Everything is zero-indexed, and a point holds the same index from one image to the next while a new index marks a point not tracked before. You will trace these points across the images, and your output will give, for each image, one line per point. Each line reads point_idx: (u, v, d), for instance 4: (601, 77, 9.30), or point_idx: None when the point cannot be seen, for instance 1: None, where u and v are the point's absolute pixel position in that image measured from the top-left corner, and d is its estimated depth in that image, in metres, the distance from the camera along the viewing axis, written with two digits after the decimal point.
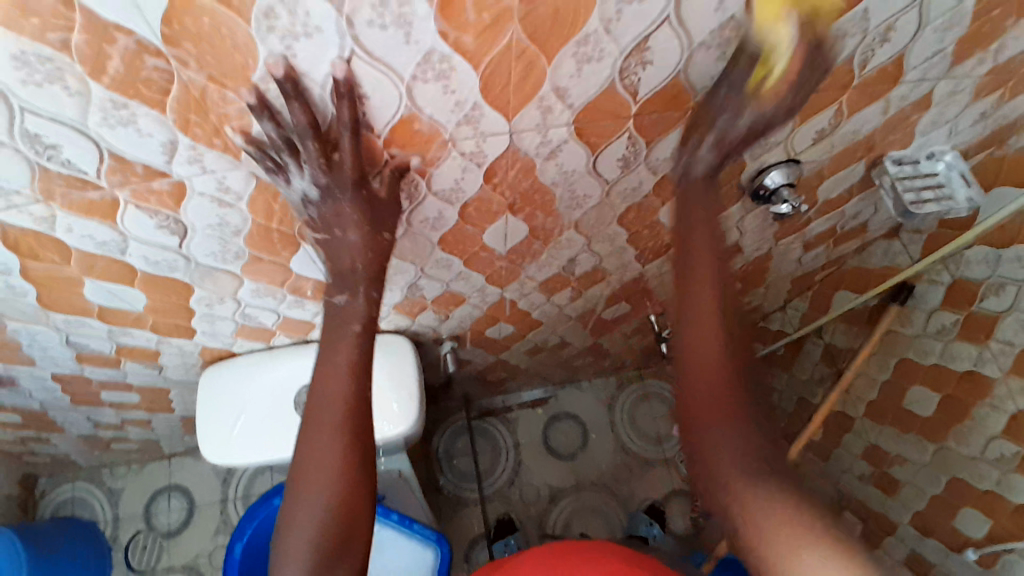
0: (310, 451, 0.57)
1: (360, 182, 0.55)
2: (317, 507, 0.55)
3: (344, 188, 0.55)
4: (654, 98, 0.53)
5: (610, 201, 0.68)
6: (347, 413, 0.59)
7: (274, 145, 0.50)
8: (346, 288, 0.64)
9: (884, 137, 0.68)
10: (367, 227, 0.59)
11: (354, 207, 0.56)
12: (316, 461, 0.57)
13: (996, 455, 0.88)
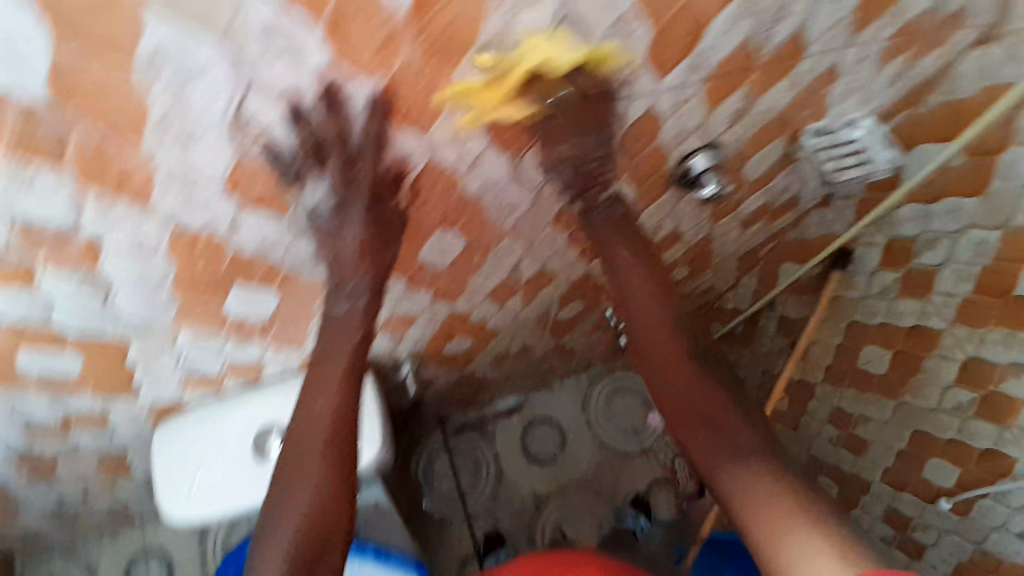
0: (295, 457, 0.58)
1: (375, 199, 0.55)
2: (297, 512, 0.56)
3: (359, 200, 0.54)
4: (564, 100, 0.54)
5: (543, 205, 0.68)
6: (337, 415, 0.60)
7: (257, 171, 0.49)
8: (349, 295, 0.61)
9: (796, 112, 0.70)
10: (375, 242, 0.58)
11: (365, 222, 0.56)
12: (303, 465, 0.58)
13: (954, 404, 0.89)
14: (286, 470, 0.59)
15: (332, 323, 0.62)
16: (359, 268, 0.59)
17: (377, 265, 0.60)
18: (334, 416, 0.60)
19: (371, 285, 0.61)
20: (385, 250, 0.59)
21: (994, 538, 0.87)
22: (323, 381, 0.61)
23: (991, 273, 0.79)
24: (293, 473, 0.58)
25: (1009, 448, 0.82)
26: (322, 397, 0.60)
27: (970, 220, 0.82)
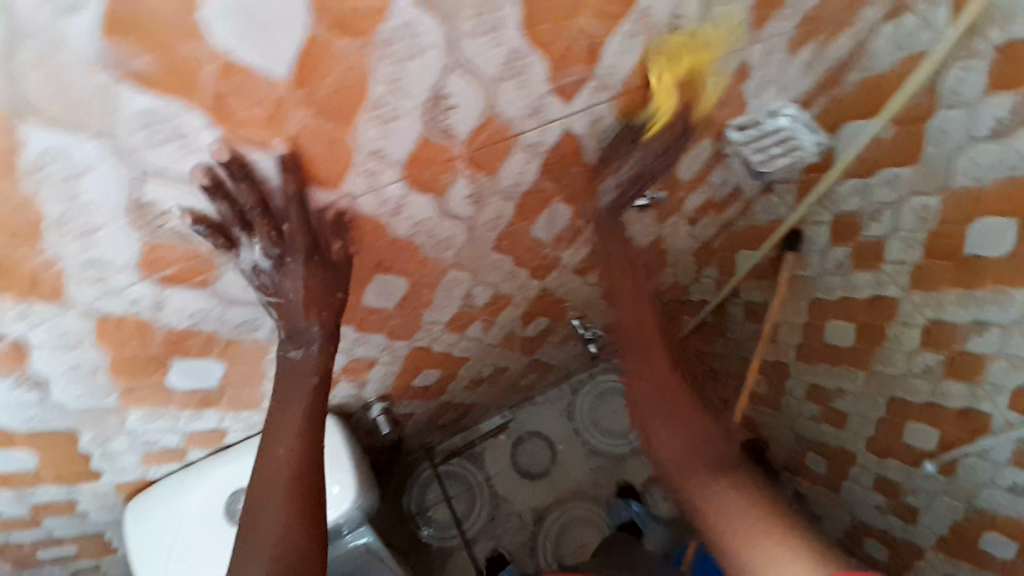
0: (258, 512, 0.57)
1: (313, 248, 0.53)
2: (260, 565, 0.54)
3: (297, 254, 0.52)
4: (476, 136, 0.53)
5: (480, 235, 0.68)
6: (300, 464, 0.59)
7: (170, 250, 0.48)
8: (302, 343, 0.59)
9: (718, 109, 0.71)
10: (326, 290, 0.57)
11: (311, 273, 0.54)
12: (268, 516, 0.57)
13: (923, 367, 0.89)
14: (251, 524, 0.57)
15: (286, 371, 0.61)
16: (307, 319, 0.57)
17: (327, 310, 0.58)
18: (297, 465, 0.59)
19: (324, 333, 0.60)
20: (335, 295, 0.58)
21: (985, 495, 0.87)
22: (282, 429, 0.60)
23: (936, 237, 0.80)
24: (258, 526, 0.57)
25: (982, 404, 0.82)
26: (283, 447, 0.59)
27: (908, 188, 0.82)
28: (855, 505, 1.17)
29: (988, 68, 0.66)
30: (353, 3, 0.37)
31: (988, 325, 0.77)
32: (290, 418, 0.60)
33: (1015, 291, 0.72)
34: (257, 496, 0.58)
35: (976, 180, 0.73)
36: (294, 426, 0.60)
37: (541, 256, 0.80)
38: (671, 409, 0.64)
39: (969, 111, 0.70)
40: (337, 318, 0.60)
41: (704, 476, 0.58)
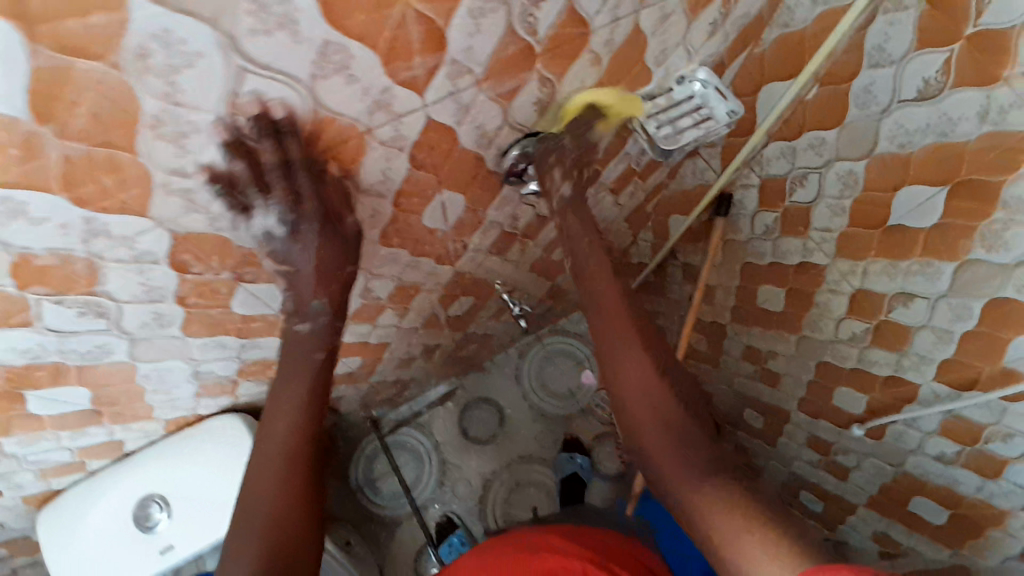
0: (258, 471, 0.60)
1: (328, 217, 0.54)
2: (255, 531, 0.56)
3: (312, 221, 0.53)
4: (314, 143, 0.47)
5: (358, 234, 0.62)
6: (299, 445, 0.62)
7: None
8: (309, 318, 0.62)
9: (617, 79, 0.64)
10: (331, 263, 0.58)
11: (322, 242, 0.56)
12: (267, 496, 0.59)
13: (850, 334, 0.88)
14: (248, 496, 0.59)
15: (288, 351, 0.64)
16: (316, 293, 0.60)
17: (331, 285, 0.61)
18: (297, 446, 0.62)
19: (331, 307, 0.63)
20: (342, 272, 0.60)
21: (913, 460, 0.89)
22: (284, 410, 0.62)
23: (861, 205, 0.76)
24: (254, 503, 0.59)
25: (909, 373, 0.81)
26: (284, 420, 0.62)
27: (834, 152, 0.76)
28: (791, 460, 1.18)
29: (914, 26, 0.59)
30: (73, 22, 0.30)
31: (915, 297, 0.75)
32: (291, 396, 0.62)
33: (942, 265, 0.69)
34: (254, 474, 0.60)
35: (902, 147, 0.67)
36: (295, 408, 0.62)
37: (443, 243, 0.75)
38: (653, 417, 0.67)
39: (893, 70, 0.63)
40: (345, 293, 0.63)
41: (694, 483, 0.61)
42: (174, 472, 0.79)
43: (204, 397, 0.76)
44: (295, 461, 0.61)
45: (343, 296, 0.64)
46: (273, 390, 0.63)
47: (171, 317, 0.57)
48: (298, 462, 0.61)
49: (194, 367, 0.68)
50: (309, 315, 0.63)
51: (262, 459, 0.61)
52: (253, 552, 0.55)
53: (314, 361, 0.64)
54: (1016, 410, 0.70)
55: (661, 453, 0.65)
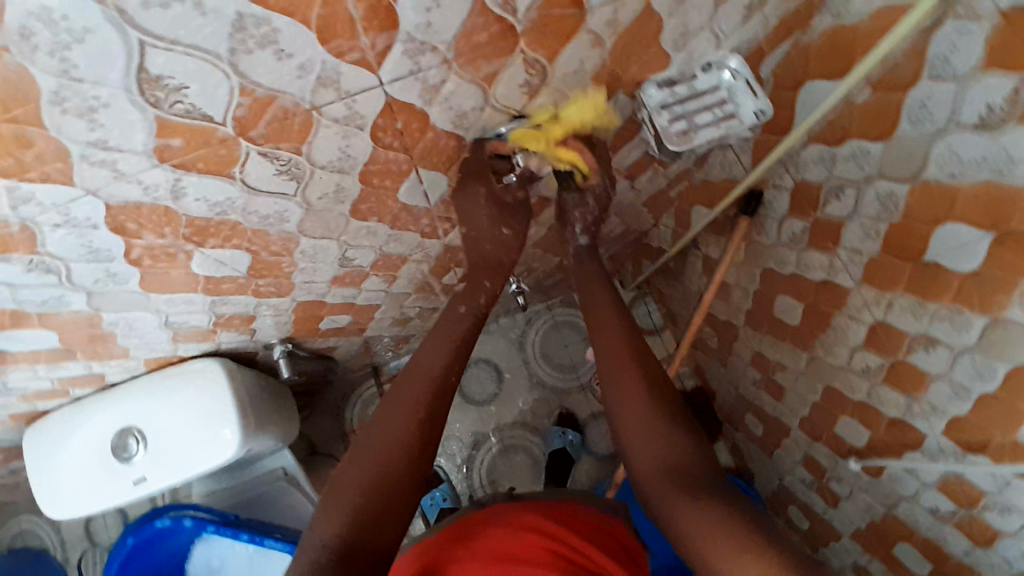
0: (393, 401, 0.63)
1: (488, 179, 0.64)
2: (371, 453, 0.60)
3: (476, 197, 0.66)
4: (251, 123, 0.43)
5: (322, 209, 0.58)
6: (410, 462, 0.60)
7: None
8: (475, 282, 0.73)
9: (626, 65, 0.57)
10: (495, 221, 0.70)
11: (487, 204, 0.67)
12: (383, 432, 0.61)
13: (863, 366, 0.80)
14: (373, 428, 0.62)
15: (419, 364, 0.66)
16: (486, 255, 0.72)
17: (499, 254, 0.73)
18: (410, 464, 0.59)
19: (499, 269, 0.74)
20: (501, 231, 0.71)
21: (905, 507, 0.83)
22: (396, 421, 0.62)
23: (899, 231, 0.67)
24: (337, 507, 0.56)
25: (917, 421, 0.75)
26: (432, 359, 0.66)
27: (876, 167, 0.67)
28: (785, 473, 1.14)
29: (985, 38, 0.51)
30: None
31: (938, 343, 0.67)
32: (405, 409, 0.62)
33: (973, 316, 0.61)
34: (344, 478, 0.58)
35: (952, 176, 0.58)
36: (408, 418, 0.62)
37: (427, 220, 0.71)
38: (654, 426, 0.65)
39: (955, 87, 0.55)
40: (507, 256, 0.73)
41: (690, 507, 0.57)
42: (153, 411, 0.81)
43: (180, 342, 0.77)
44: (396, 480, 0.58)
45: (508, 256, 0.73)
46: (386, 401, 0.64)
47: (125, 275, 0.57)
48: (406, 480, 0.59)
49: (163, 317, 0.69)
50: (478, 288, 0.72)
51: (358, 467, 0.59)
52: (365, 476, 0.58)
53: (437, 377, 0.65)
54: (1020, 487, 0.63)
55: (651, 482, 0.62)
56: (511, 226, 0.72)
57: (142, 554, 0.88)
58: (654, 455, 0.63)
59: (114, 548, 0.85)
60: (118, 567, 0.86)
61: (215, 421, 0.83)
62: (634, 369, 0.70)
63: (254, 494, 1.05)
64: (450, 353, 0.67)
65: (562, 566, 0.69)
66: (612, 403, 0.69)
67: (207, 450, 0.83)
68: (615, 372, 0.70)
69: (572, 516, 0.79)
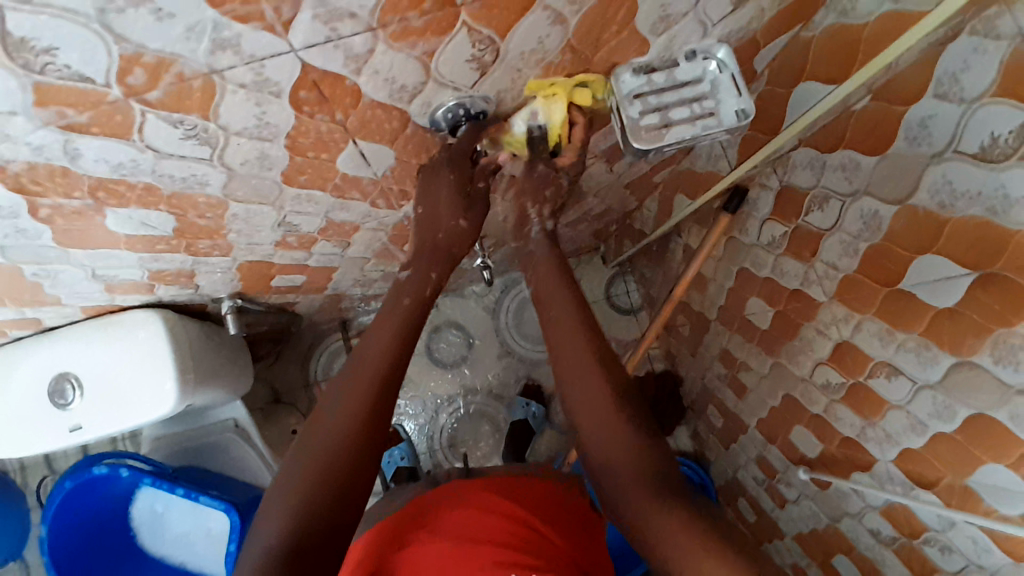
0: (343, 382, 0.58)
1: (462, 159, 0.60)
2: (320, 438, 0.55)
3: (441, 175, 0.61)
4: (146, 89, 0.38)
5: (249, 174, 0.53)
6: (360, 462, 0.55)
7: None
8: (412, 266, 0.67)
9: (595, 46, 0.51)
10: (450, 209, 0.64)
11: (448, 189, 0.62)
12: (334, 414, 0.56)
13: (824, 382, 0.78)
14: (325, 412, 0.57)
15: (364, 355, 0.60)
16: (432, 242, 0.66)
17: (444, 246, 0.67)
18: (358, 457, 0.55)
19: (442, 257, 0.67)
20: (454, 220, 0.65)
21: (848, 523, 0.83)
22: (349, 401, 0.57)
23: (878, 254, 0.63)
24: (281, 496, 0.52)
25: (869, 444, 0.73)
26: (379, 338, 0.61)
27: (865, 183, 0.63)
28: (739, 467, 1.15)
29: (1001, 59, 0.45)
30: None
31: (901, 374, 0.64)
32: (343, 404, 0.57)
33: (940, 354, 0.58)
34: (289, 465, 0.54)
35: (941, 206, 0.54)
36: (360, 403, 0.57)
37: (379, 191, 0.67)
38: (615, 414, 0.61)
39: (959, 111, 0.49)
40: (453, 249, 0.68)
41: (650, 502, 0.54)
42: (91, 359, 0.79)
43: (117, 294, 0.74)
44: (345, 480, 0.53)
45: (454, 247, 0.68)
46: (321, 402, 0.58)
47: (37, 231, 0.53)
48: (356, 479, 0.54)
49: (90, 271, 0.65)
50: (415, 271, 0.66)
51: (306, 460, 0.54)
52: (310, 466, 0.53)
53: (389, 368, 0.59)
54: (962, 529, 0.62)
55: (609, 472, 0.59)
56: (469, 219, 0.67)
57: (82, 497, 0.89)
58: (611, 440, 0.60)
59: (52, 490, 0.85)
60: (57, 508, 0.86)
61: (155, 375, 0.81)
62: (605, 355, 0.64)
63: (202, 442, 1.04)
64: (395, 350, 0.60)
65: (525, 546, 0.64)
66: (578, 387, 0.63)
67: (145, 403, 0.81)
68: (584, 356, 0.64)
69: (532, 498, 0.74)
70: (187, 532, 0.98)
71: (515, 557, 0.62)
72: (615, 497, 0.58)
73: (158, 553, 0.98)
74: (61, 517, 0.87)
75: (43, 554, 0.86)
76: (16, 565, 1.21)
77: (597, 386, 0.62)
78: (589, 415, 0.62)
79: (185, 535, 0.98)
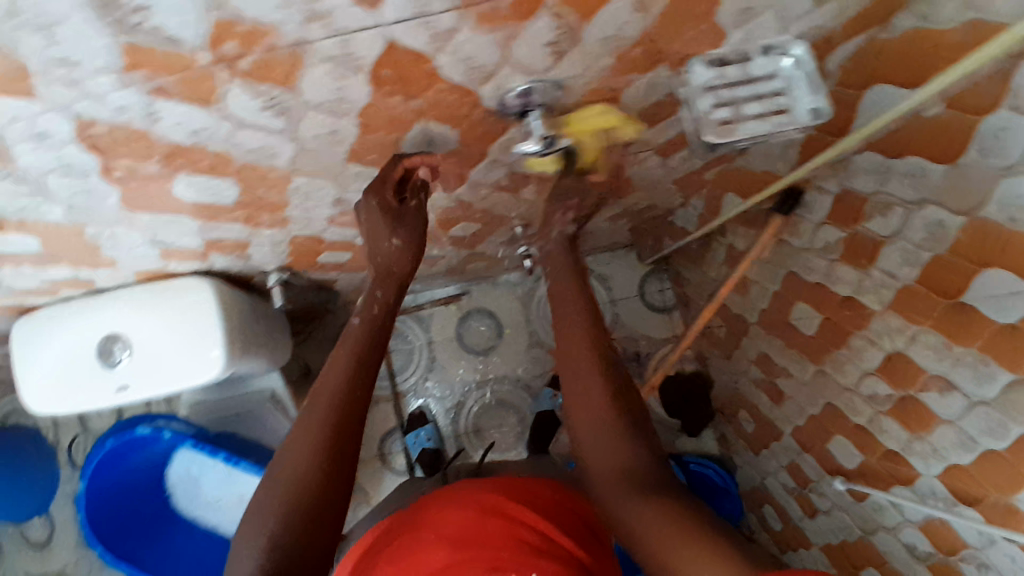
0: (315, 396, 0.62)
1: (388, 184, 0.61)
2: (297, 457, 0.58)
3: (373, 195, 0.62)
4: (236, 57, 0.39)
5: (317, 148, 0.54)
6: (331, 478, 0.58)
7: None
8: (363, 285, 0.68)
9: (671, 36, 0.50)
10: (381, 230, 0.64)
11: (375, 208, 0.62)
12: (307, 432, 0.59)
13: (870, 393, 0.77)
14: (298, 431, 0.60)
15: (331, 375, 0.63)
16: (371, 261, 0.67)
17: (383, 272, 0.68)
18: (327, 474, 0.58)
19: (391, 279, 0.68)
20: (385, 241, 0.65)
21: (882, 536, 0.81)
22: (318, 417, 0.60)
23: (940, 265, 0.61)
24: (263, 514, 0.56)
25: (913, 458, 0.72)
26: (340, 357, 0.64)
27: (932, 192, 0.61)
28: (767, 473, 1.13)
29: None
30: None
31: (954, 389, 0.63)
32: (318, 416, 0.60)
33: (998, 370, 0.57)
34: (271, 483, 0.58)
35: (1012, 220, 0.52)
36: (326, 421, 0.60)
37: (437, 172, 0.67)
38: (593, 422, 0.62)
39: None
40: (396, 271, 0.68)
41: (634, 498, 0.55)
42: (141, 322, 0.81)
43: (173, 260, 0.76)
44: (318, 495, 0.57)
45: (394, 268, 0.68)
46: (298, 421, 0.61)
47: (106, 193, 0.54)
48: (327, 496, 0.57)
49: (150, 235, 0.66)
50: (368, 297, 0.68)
51: (285, 475, 0.58)
52: (288, 483, 0.57)
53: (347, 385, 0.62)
54: (1003, 548, 0.61)
55: (607, 486, 0.59)
56: (403, 240, 0.66)
57: (119, 457, 0.92)
58: (595, 444, 0.61)
59: (93, 447, 0.88)
60: (97, 465, 0.89)
61: (202, 342, 0.83)
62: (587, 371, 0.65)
63: (241, 411, 1.08)
64: (352, 370, 0.63)
65: (532, 548, 0.65)
66: (568, 402, 0.65)
67: (193, 368, 0.83)
68: (569, 371, 0.66)
69: (536, 500, 0.74)
70: (218, 497, 1.01)
71: (523, 561, 0.62)
72: (605, 500, 0.59)
73: (189, 517, 1.01)
74: (99, 475, 0.90)
75: (79, 511, 0.89)
76: (41, 521, 1.28)
77: (586, 397, 0.64)
78: (576, 423, 0.64)
79: (218, 500, 1.01)
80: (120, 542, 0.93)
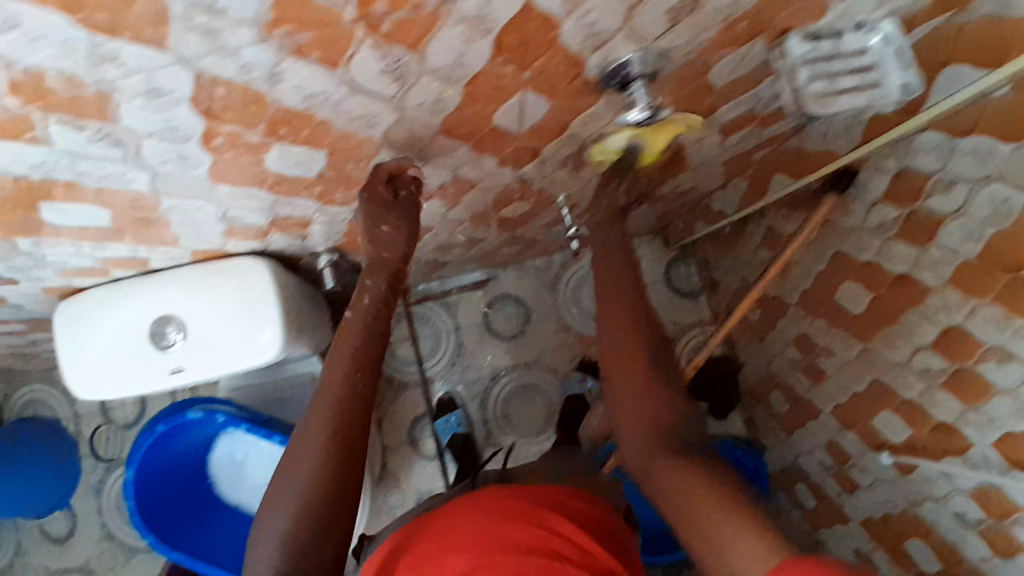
0: (323, 387, 0.60)
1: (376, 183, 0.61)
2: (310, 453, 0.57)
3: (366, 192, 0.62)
4: (379, 15, 0.38)
5: (414, 117, 0.53)
6: (345, 475, 0.58)
7: None
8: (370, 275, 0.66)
9: (780, 6, 0.50)
10: (370, 219, 0.63)
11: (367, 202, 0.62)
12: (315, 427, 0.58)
13: (923, 368, 0.78)
14: (306, 426, 0.59)
15: (332, 367, 0.61)
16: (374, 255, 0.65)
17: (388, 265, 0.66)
18: (340, 472, 0.57)
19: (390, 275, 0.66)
20: (377, 228, 0.63)
21: (929, 507, 0.84)
22: (323, 412, 0.59)
23: (1005, 240, 0.63)
24: (279, 507, 0.56)
25: (967, 429, 0.74)
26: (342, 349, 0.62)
27: (996, 169, 0.62)
28: (801, 452, 1.15)
29: None
30: None
31: (1015, 359, 0.65)
32: (322, 411, 0.58)
33: None
34: (282, 478, 0.58)
35: None
36: (333, 417, 0.58)
37: (513, 149, 0.66)
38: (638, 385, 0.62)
39: None
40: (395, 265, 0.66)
41: (664, 465, 0.56)
42: (195, 303, 0.80)
43: (233, 239, 0.74)
44: (332, 491, 0.56)
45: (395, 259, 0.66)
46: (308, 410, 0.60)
47: (197, 161, 0.53)
48: (340, 493, 0.57)
49: (221, 210, 0.65)
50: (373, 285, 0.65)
51: (298, 470, 0.57)
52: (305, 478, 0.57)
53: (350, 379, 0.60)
54: None
55: (644, 444, 0.60)
56: (395, 225, 0.64)
57: (167, 442, 0.91)
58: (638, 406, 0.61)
59: (144, 431, 0.87)
60: (146, 450, 0.88)
61: (257, 323, 0.81)
62: (631, 338, 0.64)
63: (284, 394, 1.07)
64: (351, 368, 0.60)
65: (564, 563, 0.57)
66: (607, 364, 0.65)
67: (246, 351, 0.82)
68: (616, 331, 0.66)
69: (564, 505, 0.67)
70: (263, 482, 0.99)
71: None
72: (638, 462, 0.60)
73: (234, 502, 0.99)
74: (146, 460, 0.89)
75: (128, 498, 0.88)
76: (63, 514, 1.26)
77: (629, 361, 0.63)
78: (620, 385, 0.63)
79: (264, 484, 0.99)
80: (167, 527, 0.92)
